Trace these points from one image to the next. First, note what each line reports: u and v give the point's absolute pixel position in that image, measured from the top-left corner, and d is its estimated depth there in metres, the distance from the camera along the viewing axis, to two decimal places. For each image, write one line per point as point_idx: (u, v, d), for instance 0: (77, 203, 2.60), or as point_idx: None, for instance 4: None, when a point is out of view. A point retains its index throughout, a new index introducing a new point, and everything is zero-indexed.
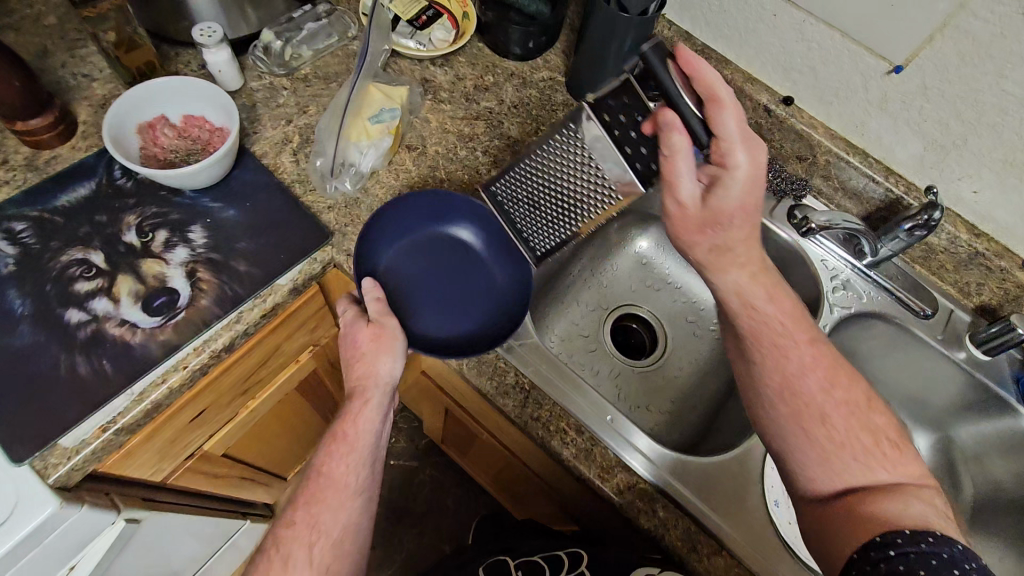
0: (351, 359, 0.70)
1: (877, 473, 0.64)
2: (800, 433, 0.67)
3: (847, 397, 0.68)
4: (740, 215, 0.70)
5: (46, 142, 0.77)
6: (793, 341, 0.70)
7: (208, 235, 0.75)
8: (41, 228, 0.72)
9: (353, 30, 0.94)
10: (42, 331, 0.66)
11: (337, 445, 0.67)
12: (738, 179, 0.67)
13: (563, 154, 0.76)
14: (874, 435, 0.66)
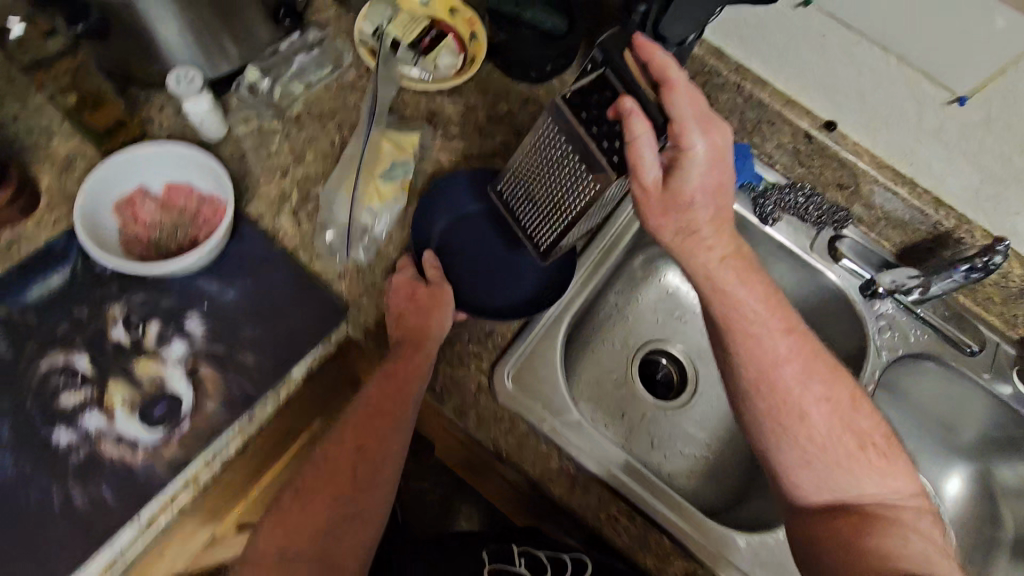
0: (399, 309, 0.68)
1: (869, 483, 0.65)
2: (777, 429, 0.67)
3: (827, 392, 0.67)
4: (705, 195, 0.65)
5: (7, 221, 0.67)
6: (765, 329, 0.67)
7: (207, 324, 0.66)
8: (11, 332, 0.62)
9: (348, 58, 0.83)
10: (26, 458, 0.59)
11: (388, 374, 0.66)
12: (699, 160, 0.62)
13: (545, 132, 0.65)
14: (858, 438, 0.67)
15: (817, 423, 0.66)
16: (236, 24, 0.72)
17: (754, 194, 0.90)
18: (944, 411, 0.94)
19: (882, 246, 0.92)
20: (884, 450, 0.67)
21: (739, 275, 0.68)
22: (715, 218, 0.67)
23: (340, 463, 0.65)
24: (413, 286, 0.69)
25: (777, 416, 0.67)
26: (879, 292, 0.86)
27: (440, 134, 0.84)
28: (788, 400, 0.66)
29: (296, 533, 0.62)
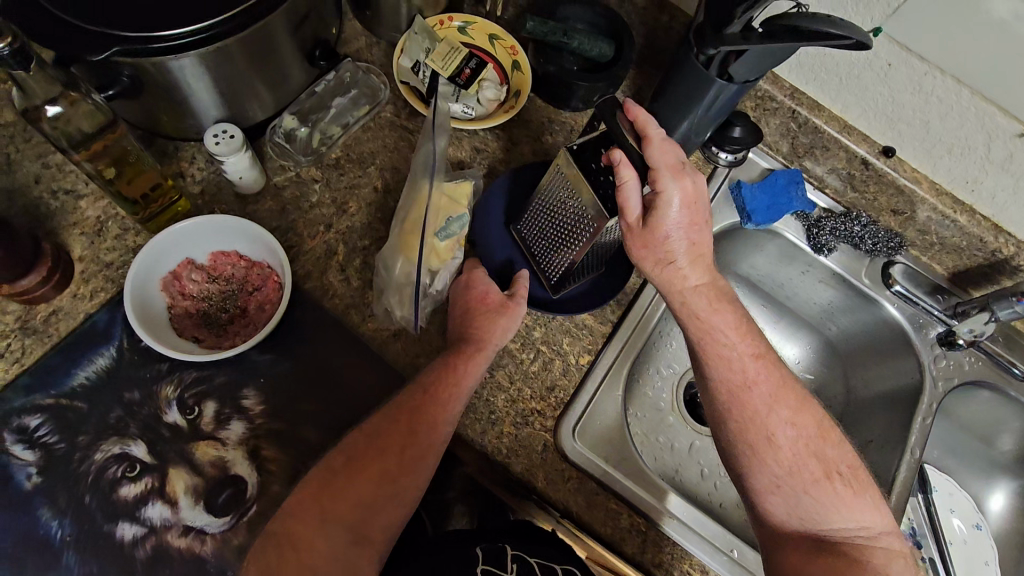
0: (468, 307, 0.66)
1: (841, 520, 0.61)
2: (750, 455, 0.63)
3: (795, 418, 0.63)
4: (682, 232, 0.62)
5: (43, 298, 0.63)
6: (734, 351, 0.64)
7: (264, 399, 0.63)
8: (60, 421, 0.59)
9: (384, 92, 0.78)
10: (89, 556, 0.56)
11: (452, 363, 0.61)
12: (676, 201, 0.61)
13: (556, 174, 0.65)
14: (825, 466, 0.62)
15: (787, 454, 0.62)
16: (272, 72, 0.67)
17: (809, 223, 0.87)
18: (987, 428, 0.92)
19: (934, 270, 0.89)
20: (857, 483, 0.62)
21: (711, 302, 0.64)
22: (694, 250, 0.64)
23: (382, 447, 0.57)
24: (487, 284, 0.67)
25: (746, 437, 0.63)
26: (958, 344, 0.83)
27: (485, 174, 0.79)
28: (757, 425, 0.62)
29: (318, 517, 0.55)
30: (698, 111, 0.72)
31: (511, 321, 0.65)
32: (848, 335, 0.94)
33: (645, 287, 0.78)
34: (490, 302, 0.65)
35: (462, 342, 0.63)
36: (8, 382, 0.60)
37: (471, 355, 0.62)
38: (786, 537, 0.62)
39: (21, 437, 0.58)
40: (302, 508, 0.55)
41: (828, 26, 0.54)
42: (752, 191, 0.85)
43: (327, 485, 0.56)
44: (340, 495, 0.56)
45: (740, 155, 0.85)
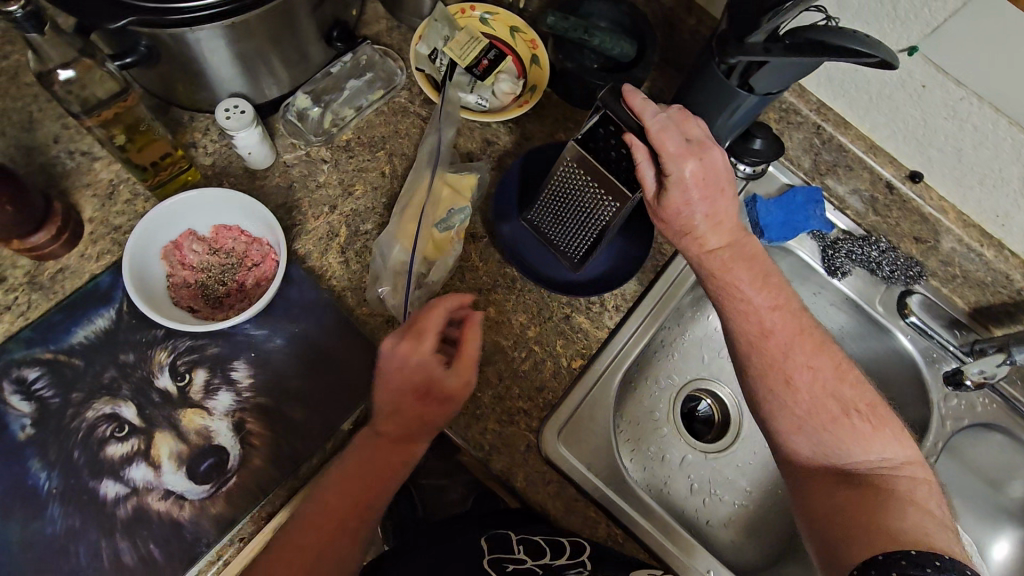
0: (402, 398, 0.55)
1: (860, 452, 0.59)
2: (773, 400, 0.61)
3: (812, 361, 0.61)
4: (699, 205, 0.61)
5: (52, 256, 0.65)
6: (749, 303, 0.62)
7: (255, 373, 0.64)
8: (57, 376, 0.61)
9: (400, 77, 0.78)
10: (73, 510, 0.58)
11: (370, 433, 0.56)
12: (687, 181, 0.59)
13: (565, 169, 0.66)
14: (843, 405, 0.60)
15: (804, 396, 0.60)
16: (289, 49, 0.67)
17: (825, 244, 0.85)
18: (1002, 471, 0.84)
19: (955, 303, 0.84)
20: (877, 419, 0.60)
21: (725, 263, 0.63)
22: (713, 221, 0.63)
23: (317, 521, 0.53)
24: (424, 373, 0.54)
25: (767, 381, 0.61)
26: (966, 383, 0.77)
27: (494, 167, 0.78)
28: (773, 366, 0.61)
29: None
30: (718, 121, 0.69)
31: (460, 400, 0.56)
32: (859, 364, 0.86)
33: (646, 294, 0.76)
34: (433, 395, 0.54)
35: (399, 433, 0.55)
36: (12, 333, 0.62)
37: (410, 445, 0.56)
38: (811, 473, 0.60)
39: (18, 388, 0.60)
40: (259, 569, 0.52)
41: (853, 44, 0.52)
42: (766, 206, 0.82)
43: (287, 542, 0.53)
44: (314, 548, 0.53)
45: (760, 169, 0.81)
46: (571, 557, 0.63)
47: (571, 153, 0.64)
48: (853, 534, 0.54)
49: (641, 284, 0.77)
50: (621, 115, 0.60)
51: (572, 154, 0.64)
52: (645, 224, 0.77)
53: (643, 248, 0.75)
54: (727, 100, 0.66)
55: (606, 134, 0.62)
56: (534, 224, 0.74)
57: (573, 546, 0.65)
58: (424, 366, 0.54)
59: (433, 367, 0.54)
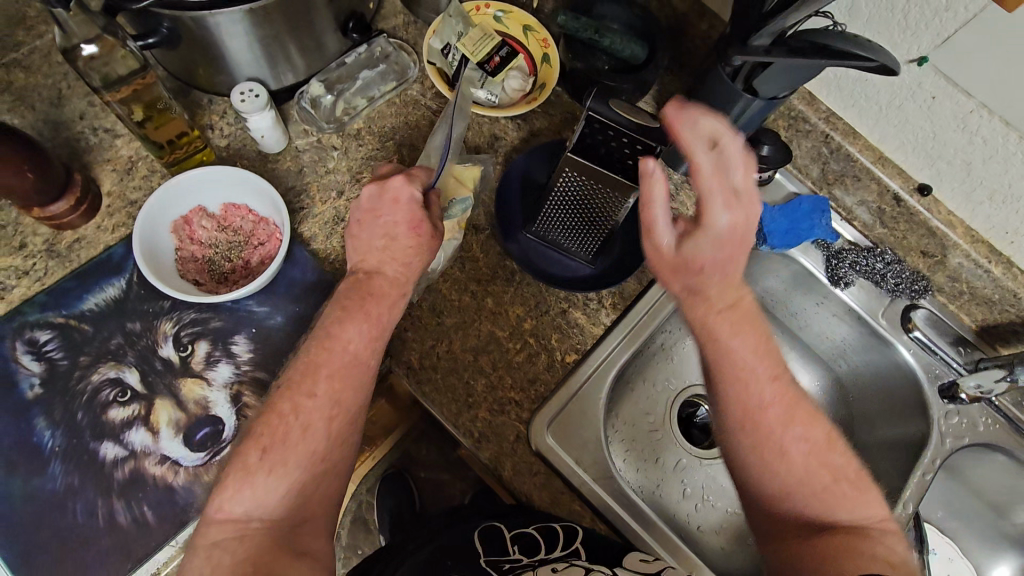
0: (391, 232, 0.63)
1: (845, 514, 0.55)
2: (761, 462, 0.57)
3: (807, 431, 0.57)
4: (717, 263, 0.58)
5: (70, 225, 0.67)
6: (750, 370, 0.58)
7: (255, 349, 0.66)
8: (67, 340, 0.64)
9: (413, 70, 0.80)
10: (74, 468, 0.60)
11: (319, 365, 0.57)
12: (716, 231, 0.57)
13: (566, 181, 0.66)
14: (833, 472, 0.57)
15: (798, 467, 0.56)
16: (306, 37, 0.70)
17: (829, 253, 0.84)
18: (1000, 493, 0.85)
19: (961, 320, 0.83)
20: (862, 482, 0.57)
21: (732, 326, 0.59)
22: (725, 284, 0.59)
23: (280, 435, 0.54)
24: (414, 206, 0.63)
25: (759, 451, 0.57)
26: (960, 398, 0.78)
27: (500, 161, 0.79)
28: (767, 434, 0.57)
29: (333, 428, 0.55)
30: None
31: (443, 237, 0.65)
32: (859, 376, 0.88)
33: (645, 293, 0.76)
34: (424, 229, 0.63)
35: (394, 266, 0.62)
36: (28, 297, 0.65)
37: (404, 282, 0.63)
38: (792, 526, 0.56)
39: (30, 349, 0.63)
40: (295, 404, 0.55)
41: (856, 48, 0.52)
42: (771, 213, 0.82)
43: (323, 383, 0.56)
44: (354, 388, 0.57)
45: (768, 175, 0.82)
46: (564, 547, 0.63)
47: (569, 165, 0.64)
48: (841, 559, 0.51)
49: (642, 283, 0.77)
50: (626, 125, 0.58)
51: (570, 166, 0.64)
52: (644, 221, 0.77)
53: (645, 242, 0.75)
54: (730, 102, 0.66)
55: (605, 136, 0.61)
56: (541, 231, 0.75)
57: (566, 534, 0.65)
58: (413, 198, 0.63)
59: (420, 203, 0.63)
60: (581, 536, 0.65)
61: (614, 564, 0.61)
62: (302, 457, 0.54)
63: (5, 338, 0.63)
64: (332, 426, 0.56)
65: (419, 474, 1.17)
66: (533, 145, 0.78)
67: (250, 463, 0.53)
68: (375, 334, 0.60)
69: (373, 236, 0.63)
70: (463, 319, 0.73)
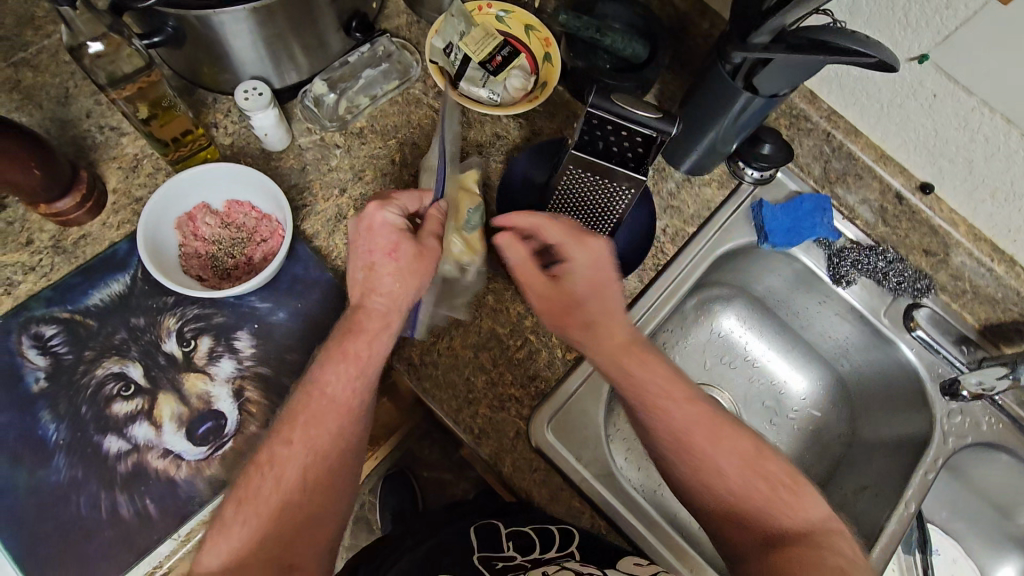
0: (370, 260, 0.61)
1: (788, 519, 0.57)
2: (702, 488, 0.59)
3: (737, 445, 0.60)
4: (592, 294, 0.64)
5: (75, 221, 0.68)
6: (671, 399, 0.62)
7: (257, 344, 0.66)
8: (72, 335, 0.64)
9: (416, 69, 0.81)
10: (77, 462, 0.61)
11: (302, 413, 0.58)
12: (580, 267, 0.64)
13: (570, 176, 0.66)
14: (767, 480, 0.59)
15: (736, 481, 0.59)
16: (308, 36, 0.70)
17: (830, 252, 0.83)
18: (1003, 496, 0.84)
19: (965, 319, 0.82)
20: (798, 487, 0.59)
21: (642, 360, 0.63)
22: (608, 311, 0.64)
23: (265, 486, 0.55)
24: (392, 231, 0.61)
25: (693, 473, 0.60)
26: (962, 395, 0.78)
27: (502, 160, 0.80)
28: (699, 457, 0.60)
29: (305, 477, 0.56)
30: (724, 122, 0.70)
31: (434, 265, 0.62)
32: (861, 375, 0.88)
33: (646, 291, 0.78)
34: (406, 254, 0.61)
35: (375, 298, 0.61)
36: (34, 293, 0.66)
37: (387, 313, 0.61)
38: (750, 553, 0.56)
39: (35, 344, 0.64)
40: (272, 455, 0.56)
41: (855, 44, 0.53)
42: (772, 210, 0.82)
43: (300, 431, 0.57)
44: (331, 433, 0.58)
45: (768, 173, 0.82)
46: (560, 549, 0.62)
47: (574, 161, 0.64)
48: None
49: (642, 281, 0.79)
50: (630, 116, 0.59)
51: (575, 162, 0.64)
52: (645, 218, 0.78)
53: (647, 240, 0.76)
54: (730, 99, 0.66)
55: (607, 131, 0.62)
56: None
57: (562, 537, 0.64)
58: (390, 223, 0.61)
59: (400, 229, 0.61)
60: (578, 539, 0.64)
61: (608, 565, 0.60)
62: (274, 504, 0.55)
63: (10, 333, 0.64)
64: (306, 475, 0.56)
65: (421, 473, 1.17)
66: (533, 144, 0.79)
67: (227, 517, 0.54)
68: (356, 372, 0.59)
69: (356, 263, 0.62)
70: (463, 316, 0.73)
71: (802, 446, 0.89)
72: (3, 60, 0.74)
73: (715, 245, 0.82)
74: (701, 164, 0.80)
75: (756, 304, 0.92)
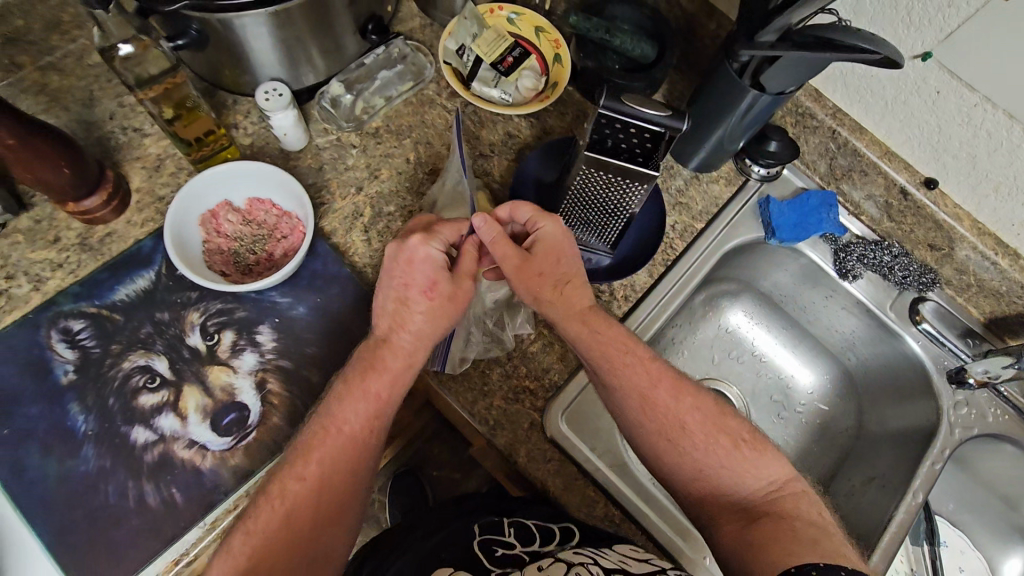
0: (404, 294, 0.62)
1: (752, 481, 0.58)
2: (669, 450, 0.60)
3: (697, 401, 0.62)
4: (558, 262, 0.62)
5: (101, 219, 0.70)
6: (634, 355, 0.62)
7: (278, 338, 0.68)
8: (99, 328, 0.66)
9: (429, 71, 0.83)
10: (106, 452, 0.62)
11: (320, 439, 0.58)
12: (543, 239, 0.62)
13: (582, 178, 0.66)
14: (732, 438, 0.60)
15: (701, 441, 0.60)
16: (326, 39, 0.72)
17: (837, 247, 0.85)
18: (1009, 487, 0.85)
19: (969, 313, 0.85)
20: (759, 445, 0.61)
21: (603, 321, 0.63)
22: (571, 276, 0.62)
23: (278, 512, 0.55)
24: (432, 270, 0.61)
25: (662, 436, 0.60)
26: (968, 382, 0.79)
27: (514, 158, 0.82)
28: (664, 417, 0.60)
29: (314, 513, 0.56)
30: (731, 119, 0.72)
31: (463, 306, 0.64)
32: (868, 368, 0.89)
33: (657, 286, 0.79)
34: (440, 296, 0.62)
35: (404, 335, 0.62)
36: (62, 288, 0.68)
37: (412, 354, 0.62)
38: (715, 514, 0.58)
39: (64, 338, 0.66)
40: (283, 486, 0.56)
41: (862, 41, 0.54)
42: (780, 206, 0.83)
43: (314, 465, 0.57)
44: (345, 464, 0.58)
45: (774, 171, 0.84)
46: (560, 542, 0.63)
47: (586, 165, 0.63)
48: (773, 546, 0.52)
49: (652, 276, 0.80)
50: (638, 115, 0.59)
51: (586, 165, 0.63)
52: (654, 215, 0.79)
53: (658, 236, 0.78)
54: (737, 96, 0.68)
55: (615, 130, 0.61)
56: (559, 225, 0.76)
57: (562, 532, 0.65)
58: (432, 259, 0.61)
59: (439, 267, 0.62)
60: (579, 534, 0.64)
61: (603, 545, 0.62)
62: (285, 541, 0.54)
63: (40, 327, 0.66)
64: (319, 512, 0.56)
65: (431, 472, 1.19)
66: (544, 143, 0.80)
67: (236, 544, 0.53)
68: (377, 411, 0.60)
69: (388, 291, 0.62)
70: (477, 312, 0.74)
71: (810, 440, 0.90)
72: (31, 65, 0.76)
73: (723, 242, 0.83)
74: (712, 160, 0.82)
75: (761, 300, 0.94)
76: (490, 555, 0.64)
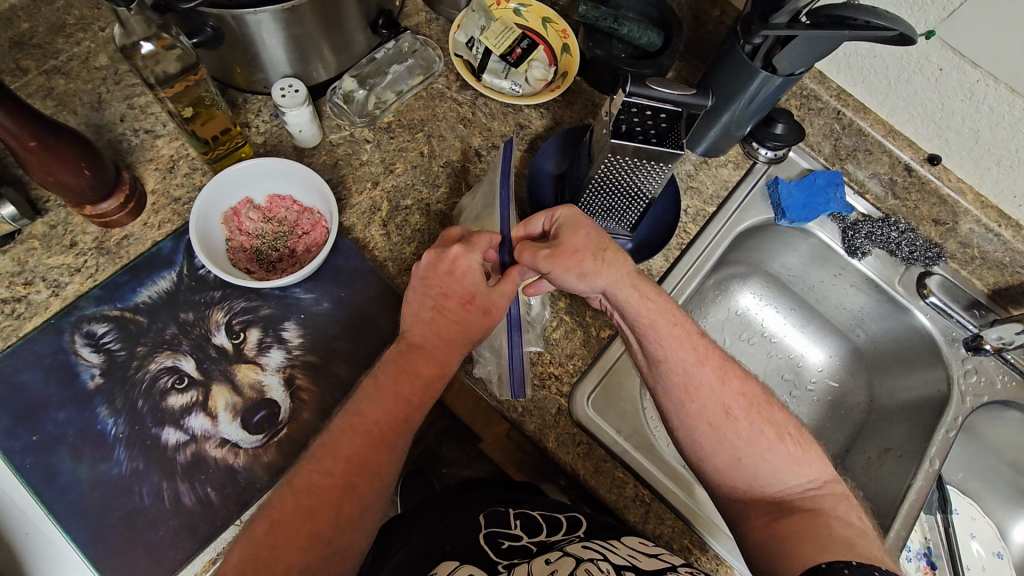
0: (442, 302, 0.61)
1: (792, 476, 0.58)
2: (708, 433, 0.60)
3: (744, 387, 0.61)
4: (583, 238, 0.61)
5: (117, 222, 0.69)
6: (683, 329, 0.62)
7: (304, 334, 0.68)
8: (124, 331, 0.66)
9: (439, 64, 0.83)
10: (138, 455, 0.62)
11: (351, 435, 0.57)
12: (562, 224, 0.62)
13: (604, 171, 0.67)
14: (777, 429, 0.60)
15: (744, 427, 0.59)
16: (337, 34, 0.73)
17: (846, 225, 0.86)
18: (1016, 452, 0.88)
19: (973, 285, 0.86)
20: (805, 444, 0.60)
21: (645, 297, 0.62)
22: (604, 244, 0.62)
23: (310, 508, 0.53)
24: (466, 282, 0.61)
25: (704, 417, 0.60)
26: (983, 348, 0.80)
27: (526, 148, 0.82)
28: (708, 399, 0.60)
29: (336, 513, 0.54)
30: (739, 102, 0.73)
31: (496, 321, 0.63)
32: (876, 342, 0.91)
33: (672, 270, 0.81)
34: (476, 310, 0.61)
35: (432, 345, 0.61)
36: (82, 292, 0.67)
37: (426, 348, 0.61)
38: (746, 507, 0.58)
39: (88, 342, 0.65)
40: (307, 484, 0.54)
41: (875, 18, 0.58)
42: (789, 187, 0.84)
43: (342, 463, 0.55)
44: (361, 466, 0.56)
45: (781, 152, 0.86)
46: (567, 533, 0.64)
47: (608, 158, 0.64)
48: (803, 539, 0.53)
49: (668, 261, 0.82)
50: (656, 94, 0.61)
51: (609, 159, 0.64)
52: (668, 202, 0.80)
53: (673, 220, 0.79)
54: (748, 77, 0.69)
55: (637, 116, 0.62)
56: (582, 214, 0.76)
57: (570, 524, 0.66)
58: (473, 271, 0.61)
59: (477, 279, 0.61)
60: (585, 525, 0.66)
61: (613, 538, 0.62)
62: (300, 537, 0.53)
63: (63, 332, 0.65)
64: (340, 512, 0.54)
65: (442, 471, 1.18)
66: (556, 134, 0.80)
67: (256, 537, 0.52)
68: (391, 406, 0.58)
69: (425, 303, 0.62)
70: None
71: (822, 416, 0.92)
72: (36, 69, 0.75)
73: (733, 224, 0.84)
74: (717, 146, 0.83)
75: (770, 281, 0.95)
76: (497, 548, 0.64)
